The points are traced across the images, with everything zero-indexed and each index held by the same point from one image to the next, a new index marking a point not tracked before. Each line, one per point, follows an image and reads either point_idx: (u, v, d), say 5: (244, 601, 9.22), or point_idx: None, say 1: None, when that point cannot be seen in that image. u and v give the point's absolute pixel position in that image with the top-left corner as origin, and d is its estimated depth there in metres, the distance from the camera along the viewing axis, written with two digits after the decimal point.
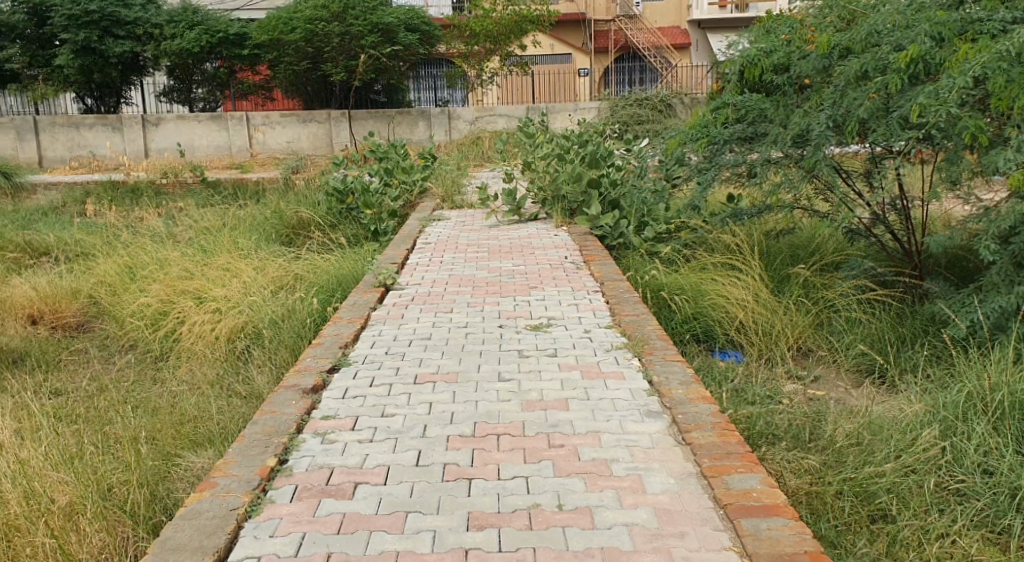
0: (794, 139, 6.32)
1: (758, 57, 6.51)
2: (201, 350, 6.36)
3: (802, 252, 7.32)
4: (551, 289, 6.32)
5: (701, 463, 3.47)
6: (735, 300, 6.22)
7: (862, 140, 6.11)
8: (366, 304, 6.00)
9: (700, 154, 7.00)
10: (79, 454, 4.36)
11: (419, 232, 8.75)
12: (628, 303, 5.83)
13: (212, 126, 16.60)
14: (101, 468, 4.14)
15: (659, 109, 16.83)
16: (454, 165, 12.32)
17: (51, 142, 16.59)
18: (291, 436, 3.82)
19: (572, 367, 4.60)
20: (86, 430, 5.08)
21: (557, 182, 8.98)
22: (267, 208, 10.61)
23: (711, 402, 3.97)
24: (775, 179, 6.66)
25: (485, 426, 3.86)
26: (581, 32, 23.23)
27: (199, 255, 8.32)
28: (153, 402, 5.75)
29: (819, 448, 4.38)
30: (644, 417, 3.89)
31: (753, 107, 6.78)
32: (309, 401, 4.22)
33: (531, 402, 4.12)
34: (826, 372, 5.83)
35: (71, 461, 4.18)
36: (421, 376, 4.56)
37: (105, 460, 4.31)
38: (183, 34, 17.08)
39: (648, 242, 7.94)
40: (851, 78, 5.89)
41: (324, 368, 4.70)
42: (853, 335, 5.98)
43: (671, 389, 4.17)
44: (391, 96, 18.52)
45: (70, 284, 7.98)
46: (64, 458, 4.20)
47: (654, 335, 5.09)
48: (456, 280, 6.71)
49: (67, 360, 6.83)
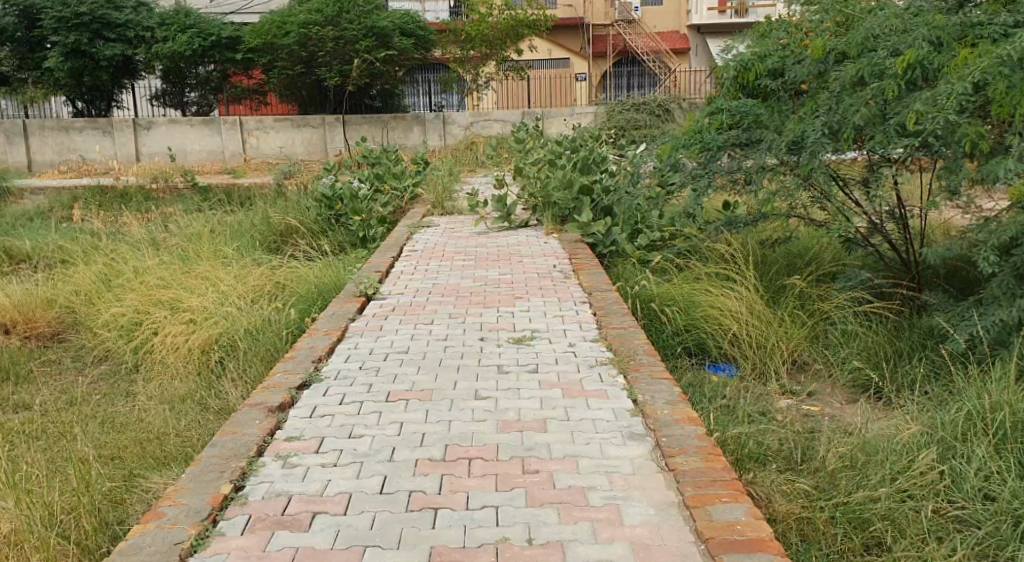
0: (788, 146, 6.12)
1: (752, 62, 6.44)
2: (173, 362, 6.13)
3: (798, 261, 7.10)
4: (537, 300, 6.10)
5: (684, 492, 3.23)
6: (729, 313, 5.99)
7: (858, 148, 5.91)
8: (344, 315, 5.77)
9: (694, 160, 6.79)
10: (29, 480, 4.17)
11: (406, 239, 8.52)
12: (615, 315, 5.61)
13: (203, 131, 16.38)
14: (49, 493, 3.96)
15: (657, 114, 16.58)
16: (446, 170, 12.07)
17: (40, 146, 16.38)
18: (250, 460, 3.60)
19: (553, 385, 4.37)
20: (44, 454, 4.87)
21: (547, 188, 8.75)
22: (253, 215, 10.39)
23: (698, 424, 3.74)
24: (770, 187, 6.48)
25: (456, 449, 3.64)
26: (580, 37, 23.01)
27: (178, 263, 8.08)
28: (122, 419, 5.53)
29: (812, 470, 4.15)
30: (626, 440, 3.66)
31: (748, 113, 6.47)
32: (274, 421, 3.99)
33: (507, 423, 3.90)
34: (822, 389, 5.61)
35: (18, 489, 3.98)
36: (394, 394, 4.33)
37: (57, 484, 4.10)
38: (175, 37, 16.79)
39: (641, 250, 7.73)
40: (847, 84, 5.69)
41: (293, 384, 4.47)
42: (849, 349, 5.74)
43: (656, 409, 3.94)
44: (386, 102, 18.16)
45: (45, 293, 7.73)
46: (12, 487, 3.99)
47: (642, 350, 4.86)
48: (440, 289, 6.50)
49: (38, 372, 6.62)
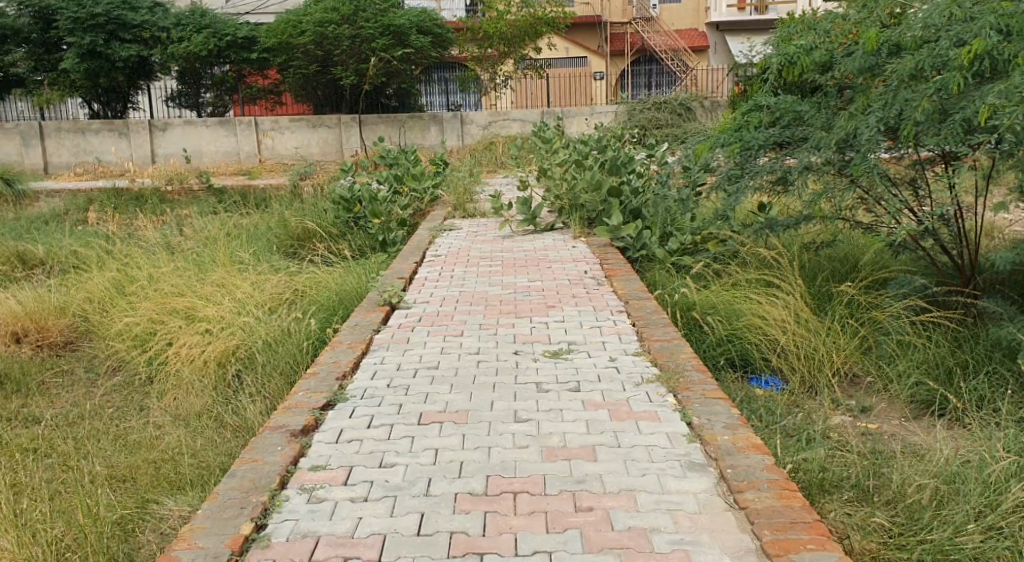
0: (838, 143, 5.68)
1: (797, 56, 6.08)
2: (188, 375, 5.79)
3: (843, 266, 6.72)
4: (571, 309, 5.75)
5: (761, 537, 2.95)
6: (775, 322, 5.63)
7: (916, 147, 5.54)
8: (368, 326, 5.44)
9: (730, 160, 6.31)
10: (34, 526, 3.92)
11: (428, 243, 8.22)
12: (657, 326, 5.24)
13: (220, 132, 16.12)
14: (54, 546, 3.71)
15: (679, 112, 16.14)
16: (466, 171, 11.73)
17: (56, 148, 16.12)
18: (272, 494, 3.28)
19: (598, 406, 4.02)
20: (52, 491, 4.60)
21: (574, 190, 8.39)
22: (270, 218, 10.07)
23: (765, 452, 3.43)
24: (814, 186, 6.04)
25: (498, 481, 3.32)
26: (597, 36, 22.74)
27: (194, 270, 7.76)
28: (135, 438, 5.24)
29: (886, 501, 3.79)
30: (686, 472, 3.35)
31: (787, 109, 6.14)
32: (297, 447, 3.66)
33: (552, 451, 3.56)
34: (878, 404, 5.23)
35: (30, 542, 3.75)
36: (426, 416, 3.98)
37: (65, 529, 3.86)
38: (190, 37, 16.52)
39: (673, 254, 7.38)
40: (904, 77, 5.30)
41: (316, 405, 4.14)
42: (906, 361, 5.38)
43: (715, 435, 3.60)
44: (402, 101, 17.80)
45: (57, 301, 7.42)
46: (19, 539, 3.75)
47: (690, 365, 4.49)
48: (468, 297, 6.16)
49: (51, 385, 6.34)
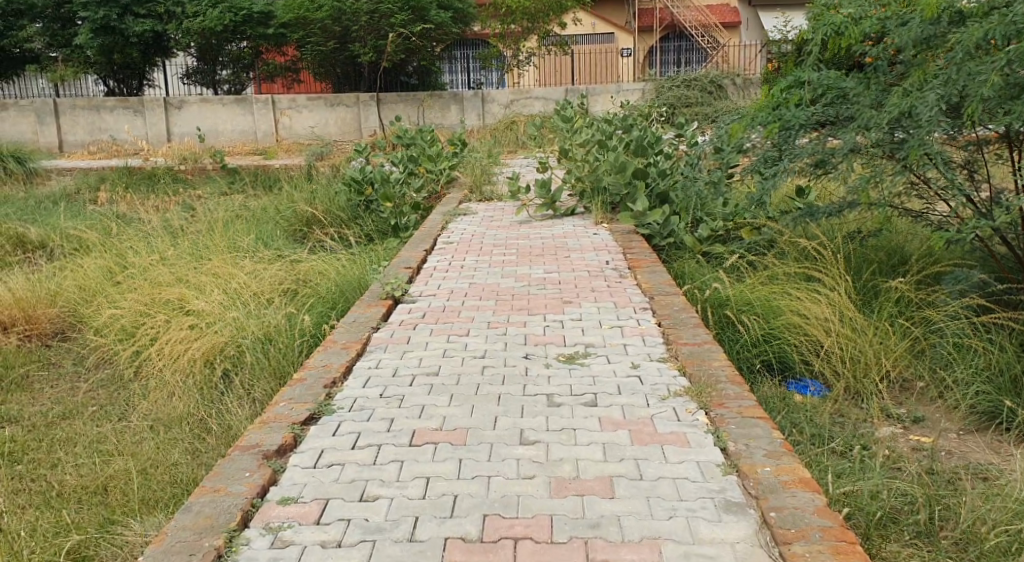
0: (889, 123, 5.05)
1: (844, 26, 5.39)
2: (171, 376, 5.28)
3: (891, 257, 6.13)
4: (589, 306, 5.19)
5: None
6: (816, 321, 5.05)
7: (979, 127, 4.93)
8: (366, 323, 4.92)
9: (768, 141, 5.69)
10: None
11: (441, 229, 7.68)
12: (685, 326, 4.68)
13: (236, 110, 15.62)
14: None
15: (709, 91, 15.42)
16: (485, 152, 11.11)
17: (71, 126, 15.66)
18: (230, 536, 2.84)
19: (618, 425, 3.48)
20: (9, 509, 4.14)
21: (596, 172, 7.76)
22: (281, 200, 9.54)
23: (815, 491, 2.93)
24: (862, 172, 5.40)
25: (498, 524, 2.86)
26: (625, 11, 22.00)
27: (194, 258, 7.27)
28: (111, 444, 4.76)
29: (954, 543, 3.29)
30: (721, 514, 2.88)
31: (831, 85, 5.50)
32: (267, 473, 3.15)
33: (562, 483, 3.06)
34: (932, 415, 4.69)
35: None
36: (420, 434, 3.46)
37: None
38: (206, 12, 15.85)
39: (703, 241, 6.80)
40: (969, 48, 4.67)
41: (297, 420, 3.62)
42: (965, 365, 4.81)
43: (755, 467, 3.08)
44: (422, 79, 17.28)
45: (47, 288, 6.95)
46: None
47: (723, 376, 3.93)
48: (478, 291, 5.63)
49: (33, 379, 5.87)
